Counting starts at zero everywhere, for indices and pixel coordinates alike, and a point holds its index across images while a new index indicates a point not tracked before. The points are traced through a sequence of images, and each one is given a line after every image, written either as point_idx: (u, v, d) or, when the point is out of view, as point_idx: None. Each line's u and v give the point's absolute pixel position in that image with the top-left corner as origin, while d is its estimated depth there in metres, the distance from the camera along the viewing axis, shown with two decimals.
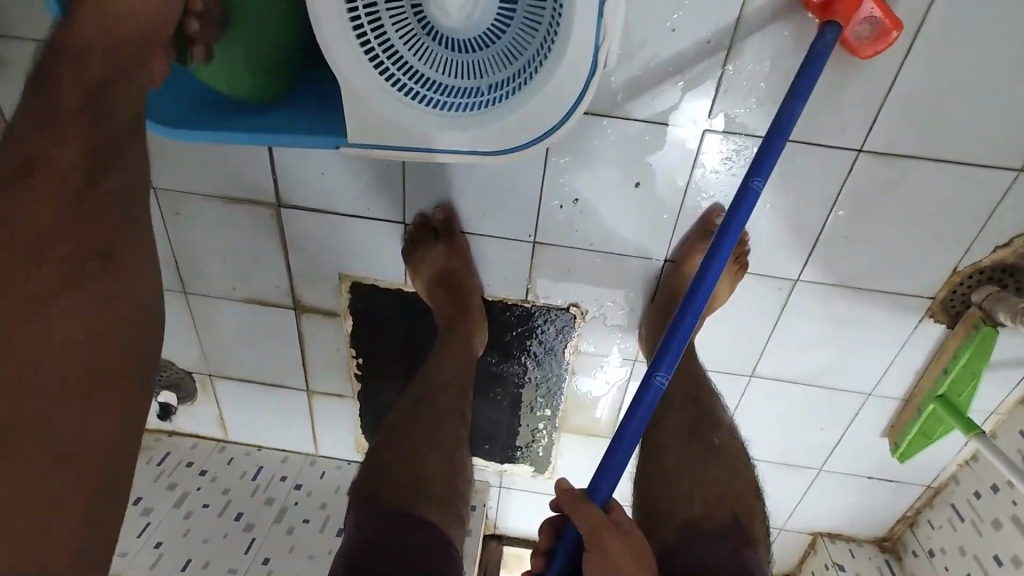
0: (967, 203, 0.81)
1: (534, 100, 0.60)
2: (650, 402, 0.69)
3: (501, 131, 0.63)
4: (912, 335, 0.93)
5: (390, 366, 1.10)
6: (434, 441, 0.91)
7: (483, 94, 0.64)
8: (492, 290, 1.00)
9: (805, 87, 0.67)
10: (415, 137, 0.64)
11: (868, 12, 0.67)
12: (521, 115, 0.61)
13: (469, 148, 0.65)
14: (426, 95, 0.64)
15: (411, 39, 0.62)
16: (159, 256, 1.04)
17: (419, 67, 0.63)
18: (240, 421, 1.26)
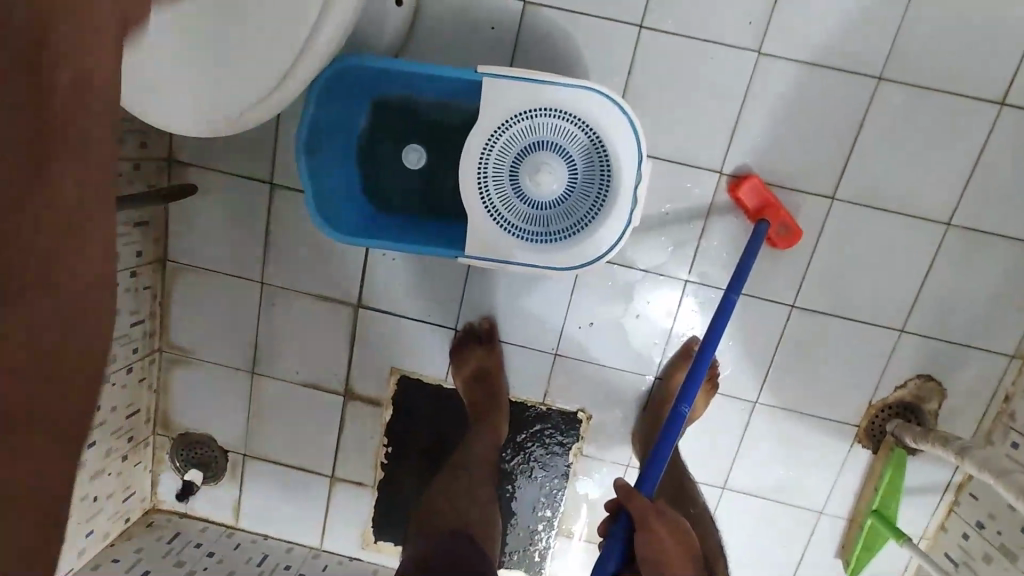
0: (871, 352, 1.12)
1: (590, 238, 0.92)
2: (678, 427, 0.97)
3: (566, 255, 0.93)
4: (847, 458, 1.17)
5: (415, 455, 1.27)
6: (476, 493, 1.10)
7: (551, 234, 0.96)
8: (516, 391, 1.23)
9: (755, 242, 1.02)
10: (507, 252, 0.94)
11: (783, 221, 1.05)
12: (580, 246, 0.93)
13: (546, 265, 0.94)
14: (513, 231, 0.95)
15: (505, 199, 0.96)
16: (241, 338, 1.25)
17: (508, 216, 0.96)
18: (256, 505, 1.34)
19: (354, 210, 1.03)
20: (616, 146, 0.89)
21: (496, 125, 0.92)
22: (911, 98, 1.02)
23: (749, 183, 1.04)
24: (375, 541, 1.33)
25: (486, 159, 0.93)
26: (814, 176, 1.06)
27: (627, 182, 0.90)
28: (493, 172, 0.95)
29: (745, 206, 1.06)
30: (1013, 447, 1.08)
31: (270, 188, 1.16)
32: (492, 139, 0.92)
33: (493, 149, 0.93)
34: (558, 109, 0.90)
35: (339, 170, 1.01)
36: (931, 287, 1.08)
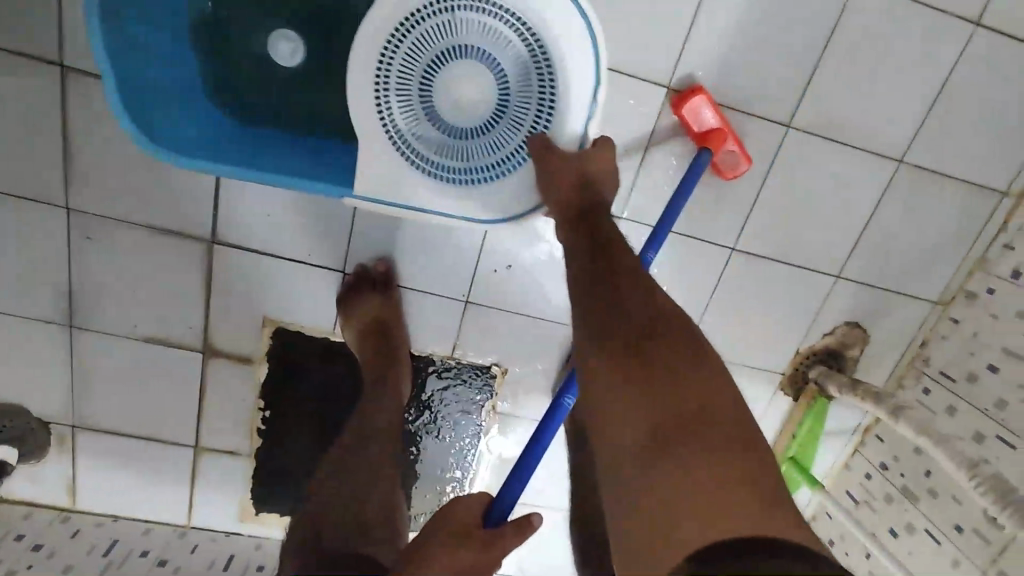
0: (804, 299, 1.05)
1: (515, 183, 0.79)
2: (560, 418, 0.85)
3: (480, 201, 0.79)
4: (769, 406, 1.13)
5: (299, 421, 1.06)
6: (377, 474, 0.94)
7: (469, 172, 0.79)
8: (420, 344, 1.04)
9: (690, 183, 0.87)
10: (405, 193, 0.78)
11: (731, 147, 0.89)
12: (499, 192, 0.79)
13: (454, 211, 0.79)
14: (418, 163, 0.78)
15: (413, 121, 0.77)
16: (47, 281, 0.94)
17: (414, 143, 0.77)
18: (98, 483, 1.09)
19: (204, 120, 0.80)
20: (566, 57, 0.72)
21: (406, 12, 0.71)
22: (886, 8, 0.87)
23: (688, 102, 0.87)
24: (256, 514, 1.14)
25: (390, 57, 0.73)
26: (768, 98, 0.91)
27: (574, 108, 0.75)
28: (398, 76, 0.75)
29: (688, 128, 0.89)
30: (923, 392, 1.08)
31: (62, 74, 0.82)
32: (400, 30, 0.72)
33: (400, 46, 0.73)
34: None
35: (178, 63, 0.78)
36: (872, 230, 1.00)
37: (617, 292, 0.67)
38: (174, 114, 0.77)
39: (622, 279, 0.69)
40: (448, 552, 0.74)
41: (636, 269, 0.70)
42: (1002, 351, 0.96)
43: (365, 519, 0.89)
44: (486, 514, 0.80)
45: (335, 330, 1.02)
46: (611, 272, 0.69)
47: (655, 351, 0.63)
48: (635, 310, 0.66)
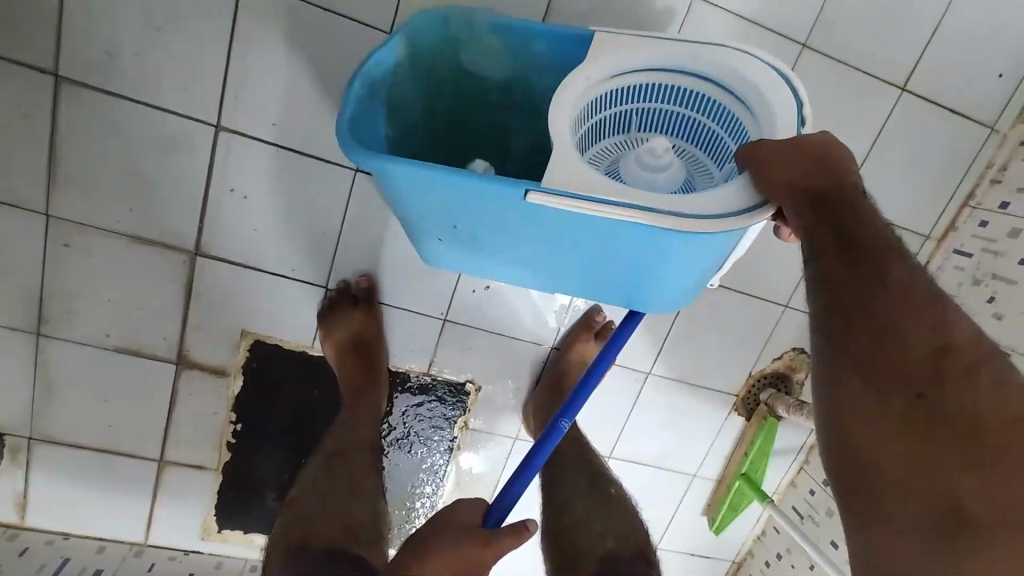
0: (757, 327, 1.14)
1: (738, 191, 0.64)
2: (554, 440, 0.90)
3: (697, 205, 0.62)
4: (724, 425, 1.21)
5: (271, 434, 1.06)
6: (356, 490, 0.93)
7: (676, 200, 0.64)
8: (397, 360, 1.07)
9: None
10: (604, 192, 0.62)
11: None
12: (718, 199, 0.63)
13: (667, 212, 0.61)
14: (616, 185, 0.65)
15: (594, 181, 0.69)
16: (19, 287, 0.92)
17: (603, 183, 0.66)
18: (52, 498, 1.05)
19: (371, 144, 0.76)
20: (762, 98, 0.69)
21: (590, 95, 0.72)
22: (826, 71, 0.99)
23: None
24: (219, 531, 1.12)
25: (580, 136, 0.72)
26: None
27: (785, 130, 0.67)
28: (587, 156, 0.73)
29: None
30: None
31: (55, 83, 0.84)
32: (587, 112, 0.73)
33: (590, 134, 0.75)
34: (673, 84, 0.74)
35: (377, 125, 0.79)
36: None
37: (856, 277, 0.63)
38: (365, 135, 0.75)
39: (892, 297, 0.61)
40: (449, 545, 0.83)
41: (913, 280, 0.62)
42: None
43: (351, 521, 0.89)
44: (483, 519, 0.89)
45: (314, 343, 1.04)
46: (881, 283, 0.62)
47: (954, 381, 0.57)
48: (932, 334, 0.59)
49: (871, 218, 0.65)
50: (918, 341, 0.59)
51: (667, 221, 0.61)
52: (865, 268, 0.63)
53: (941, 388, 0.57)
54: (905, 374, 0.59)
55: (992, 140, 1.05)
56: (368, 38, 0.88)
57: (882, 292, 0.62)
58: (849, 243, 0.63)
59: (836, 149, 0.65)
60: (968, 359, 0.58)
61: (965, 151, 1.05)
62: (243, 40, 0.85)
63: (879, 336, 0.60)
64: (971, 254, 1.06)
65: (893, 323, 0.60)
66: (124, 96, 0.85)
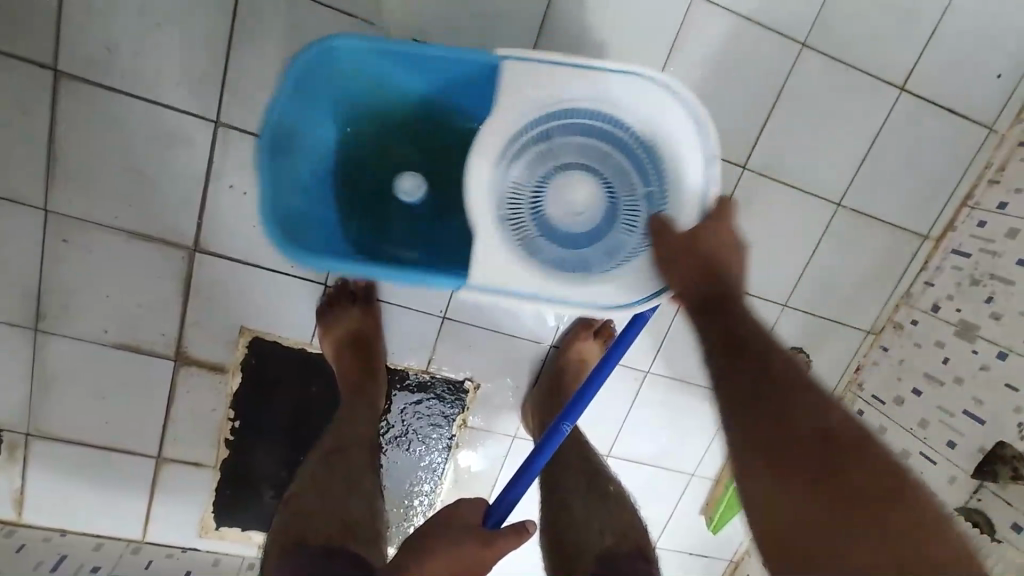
0: (756, 326, 1.14)
1: (636, 267, 0.82)
2: (558, 440, 0.91)
3: (601, 286, 0.81)
4: None
5: (269, 431, 1.06)
6: (354, 488, 0.92)
7: (586, 267, 0.84)
8: (396, 358, 1.07)
9: None
10: (531, 283, 0.80)
11: None
12: (620, 282, 0.82)
13: (580, 300, 0.81)
14: (541, 261, 0.82)
15: (526, 238, 0.83)
16: (16, 283, 0.92)
17: (533, 251, 0.82)
18: (49, 495, 1.05)
19: (308, 201, 0.84)
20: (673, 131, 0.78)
21: (515, 121, 0.77)
22: (825, 71, 0.99)
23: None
24: (217, 528, 1.12)
25: (508, 165, 0.80)
26: (726, 141, 1.01)
27: (687, 177, 0.78)
28: (512, 193, 0.82)
29: None
30: (858, 414, 1.18)
31: (54, 78, 0.83)
32: (517, 140, 0.79)
33: (524, 154, 0.81)
34: (597, 109, 0.78)
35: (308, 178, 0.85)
36: (815, 264, 1.10)
37: (743, 361, 0.67)
38: (293, 201, 0.81)
39: (777, 374, 0.65)
40: (447, 541, 0.83)
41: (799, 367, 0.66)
42: (926, 376, 1.07)
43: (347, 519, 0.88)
44: (484, 519, 0.89)
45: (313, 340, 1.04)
46: (770, 365, 0.66)
47: (840, 456, 0.58)
48: (816, 416, 0.61)
49: (755, 318, 0.73)
50: (802, 411, 0.61)
51: (579, 304, 0.81)
52: (753, 353, 0.67)
53: (825, 454, 0.58)
54: (795, 445, 0.60)
55: (989, 140, 1.06)
56: (368, 35, 0.88)
57: (770, 373, 0.65)
58: (739, 335, 0.70)
59: (719, 250, 0.76)
60: (842, 429, 0.60)
61: (963, 151, 1.06)
62: (243, 36, 0.85)
63: (768, 407, 0.63)
64: (968, 254, 1.06)
65: (781, 398, 0.63)
66: (123, 92, 0.85)
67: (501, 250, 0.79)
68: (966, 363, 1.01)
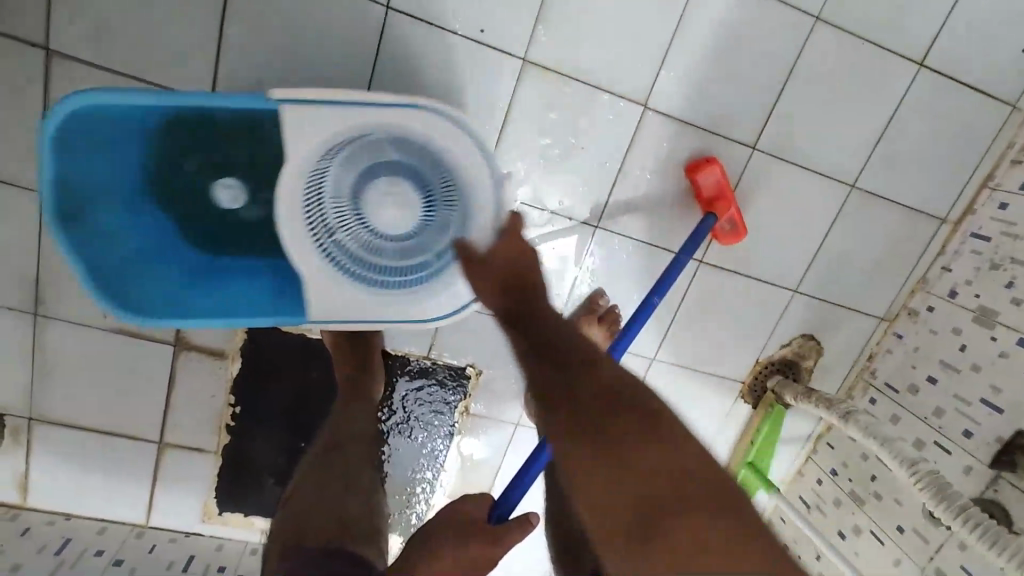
0: (766, 312, 1.11)
1: (453, 284, 0.84)
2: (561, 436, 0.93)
3: (422, 306, 0.84)
4: (730, 412, 1.19)
5: (269, 417, 1.06)
6: (350, 485, 0.90)
7: (403, 281, 0.86)
8: (396, 344, 1.05)
9: (685, 253, 0.96)
10: (359, 309, 0.84)
11: (731, 216, 0.98)
12: (436, 297, 0.85)
13: (396, 318, 0.84)
14: (355, 277, 0.85)
15: (352, 256, 0.85)
16: (15, 266, 0.92)
17: (351, 268, 0.85)
18: (53, 479, 1.05)
19: (125, 239, 0.81)
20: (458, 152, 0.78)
21: (322, 150, 0.78)
22: (840, 46, 0.95)
23: (700, 171, 0.95)
24: (220, 514, 1.12)
25: (313, 194, 0.81)
26: (736, 121, 0.97)
27: (484, 205, 0.80)
28: (338, 213, 0.84)
29: (699, 193, 0.97)
30: (870, 403, 1.14)
31: (47, 56, 0.82)
32: (321, 167, 0.80)
33: (327, 176, 0.81)
34: (411, 139, 0.79)
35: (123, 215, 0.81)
36: (828, 248, 1.07)
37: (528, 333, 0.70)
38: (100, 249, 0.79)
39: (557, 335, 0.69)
40: (455, 545, 0.80)
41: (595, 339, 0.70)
42: (942, 364, 1.04)
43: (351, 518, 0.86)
44: (488, 514, 0.87)
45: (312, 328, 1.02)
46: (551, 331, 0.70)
47: (621, 404, 0.61)
48: (590, 373, 0.64)
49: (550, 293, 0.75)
50: (572, 369, 0.65)
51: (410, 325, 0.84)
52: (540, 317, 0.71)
53: (605, 406, 0.62)
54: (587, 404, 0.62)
55: (1013, 119, 1.02)
56: (363, 10, 0.84)
57: (551, 341, 0.68)
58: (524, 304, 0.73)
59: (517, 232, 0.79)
60: (610, 373, 0.65)
61: (984, 131, 1.02)
62: (235, 12, 0.82)
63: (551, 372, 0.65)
64: (989, 238, 1.02)
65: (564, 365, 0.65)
66: (114, 70, 0.83)
67: (325, 279, 0.83)
68: (983, 350, 0.98)
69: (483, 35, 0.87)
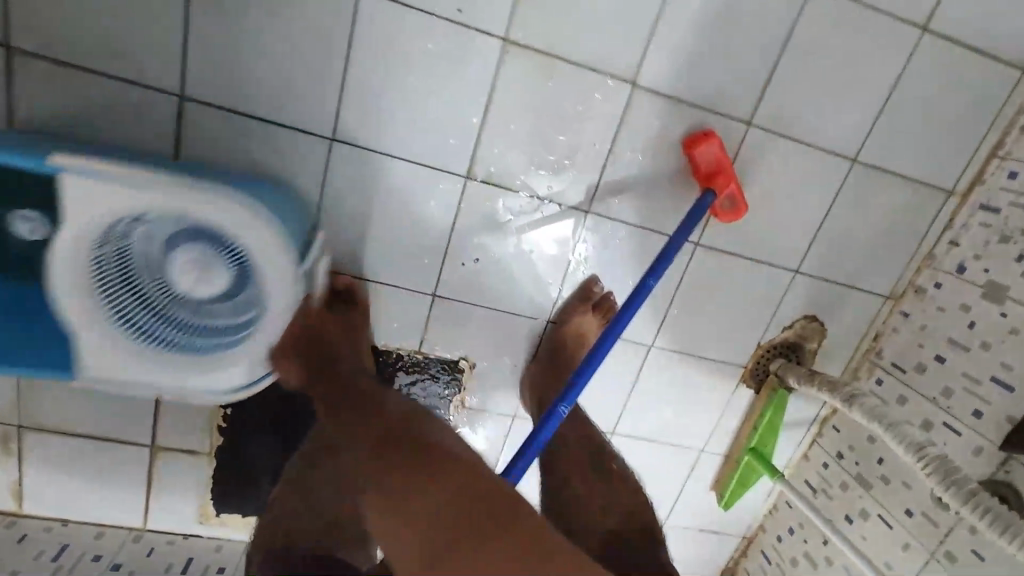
0: (767, 294, 1.07)
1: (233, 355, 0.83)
2: (554, 424, 0.93)
3: (212, 376, 0.83)
4: (732, 397, 1.16)
5: (260, 419, 1.03)
6: None
7: (198, 344, 0.85)
8: (386, 339, 1.03)
9: (682, 234, 0.93)
10: (126, 372, 0.80)
11: (731, 192, 0.93)
12: (233, 366, 0.83)
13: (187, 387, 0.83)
14: (154, 337, 0.83)
15: (147, 314, 0.83)
16: None
17: (148, 328, 0.82)
18: (47, 486, 1.04)
19: None
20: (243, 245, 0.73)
21: (100, 228, 0.72)
22: (840, 12, 0.90)
23: (699, 146, 0.91)
24: (217, 515, 1.11)
25: (105, 263, 0.77)
26: (730, 97, 0.93)
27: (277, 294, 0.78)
28: (149, 274, 0.82)
29: (697, 168, 0.93)
30: (876, 384, 1.11)
31: (6, 56, 0.77)
32: (106, 239, 0.76)
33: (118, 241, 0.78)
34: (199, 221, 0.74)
35: None
36: (829, 227, 1.03)
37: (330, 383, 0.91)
38: None
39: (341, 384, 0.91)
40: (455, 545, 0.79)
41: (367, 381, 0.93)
42: (950, 343, 1.00)
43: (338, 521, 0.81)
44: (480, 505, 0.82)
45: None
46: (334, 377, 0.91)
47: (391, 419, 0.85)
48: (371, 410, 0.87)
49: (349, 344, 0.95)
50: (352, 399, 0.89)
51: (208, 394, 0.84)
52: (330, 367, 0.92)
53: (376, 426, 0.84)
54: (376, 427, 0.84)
55: (1022, 85, 0.97)
56: None
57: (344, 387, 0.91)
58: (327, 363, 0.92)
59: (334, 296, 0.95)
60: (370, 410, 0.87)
61: (993, 98, 0.97)
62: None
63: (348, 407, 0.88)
64: (999, 210, 0.98)
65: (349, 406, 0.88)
66: (74, 66, 0.78)
67: (97, 346, 0.78)
68: (993, 327, 0.94)
69: (461, 16, 0.83)
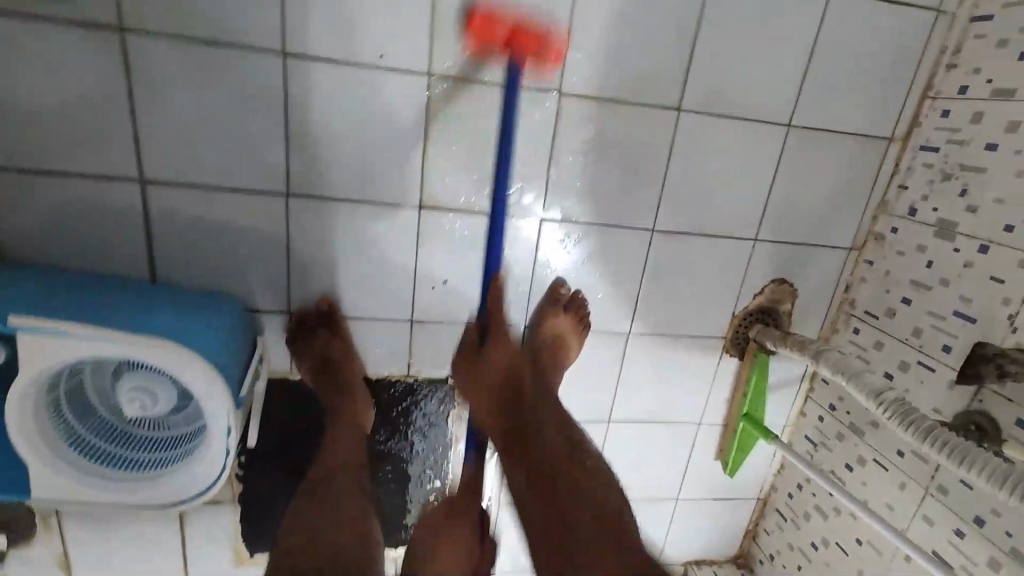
0: (730, 266, 1.11)
1: (185, 468, 0.82)
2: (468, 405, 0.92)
3: (163, 491, 0.81)
4: (718, 368, 1.19)
5: (270, 466, 1.10)
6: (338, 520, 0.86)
7: (155, 457, 0.85)
8: (376, 368, 1.09)
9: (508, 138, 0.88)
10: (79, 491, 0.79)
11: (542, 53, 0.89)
12: (185, 476, 0.82)
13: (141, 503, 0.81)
14: (111, 454, 0.83)
15: (104, 433, 0.84)
16: None
17: (105, 447, 0.83)
18: (91, 554, 1.12)
19: None
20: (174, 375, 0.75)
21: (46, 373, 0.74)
22: None
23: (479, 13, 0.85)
24: (251, 556, 1.18)
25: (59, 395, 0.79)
26: (656, 86, 0.96)
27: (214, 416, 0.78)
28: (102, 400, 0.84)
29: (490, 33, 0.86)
30: (854, 333, 1.14)
31: None
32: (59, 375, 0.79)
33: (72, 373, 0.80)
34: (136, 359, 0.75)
35: None
36: (777, 192, 1.06)
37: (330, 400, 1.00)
38: None
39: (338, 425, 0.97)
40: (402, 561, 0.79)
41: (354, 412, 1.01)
42: (913, 284, 1.03)
43: (348, 561, 0.78)
44: None
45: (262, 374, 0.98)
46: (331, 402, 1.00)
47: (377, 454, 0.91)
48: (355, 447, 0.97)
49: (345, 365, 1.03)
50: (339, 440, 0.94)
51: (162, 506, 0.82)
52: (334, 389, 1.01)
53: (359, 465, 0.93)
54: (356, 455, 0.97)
55: (941, 24, 0.98)
56: (259, 61, 0.85)
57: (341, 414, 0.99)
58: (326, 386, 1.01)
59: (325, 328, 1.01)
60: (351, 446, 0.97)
61: (914, 41, 0.99)
62: (142, 91, 0.84)
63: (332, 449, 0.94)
64: (937, 149, 1.00)
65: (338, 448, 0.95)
66: (41, 170, 0.85)
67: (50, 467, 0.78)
68: (949, 262, 0.97)
69: (384, 60, 0.88)
